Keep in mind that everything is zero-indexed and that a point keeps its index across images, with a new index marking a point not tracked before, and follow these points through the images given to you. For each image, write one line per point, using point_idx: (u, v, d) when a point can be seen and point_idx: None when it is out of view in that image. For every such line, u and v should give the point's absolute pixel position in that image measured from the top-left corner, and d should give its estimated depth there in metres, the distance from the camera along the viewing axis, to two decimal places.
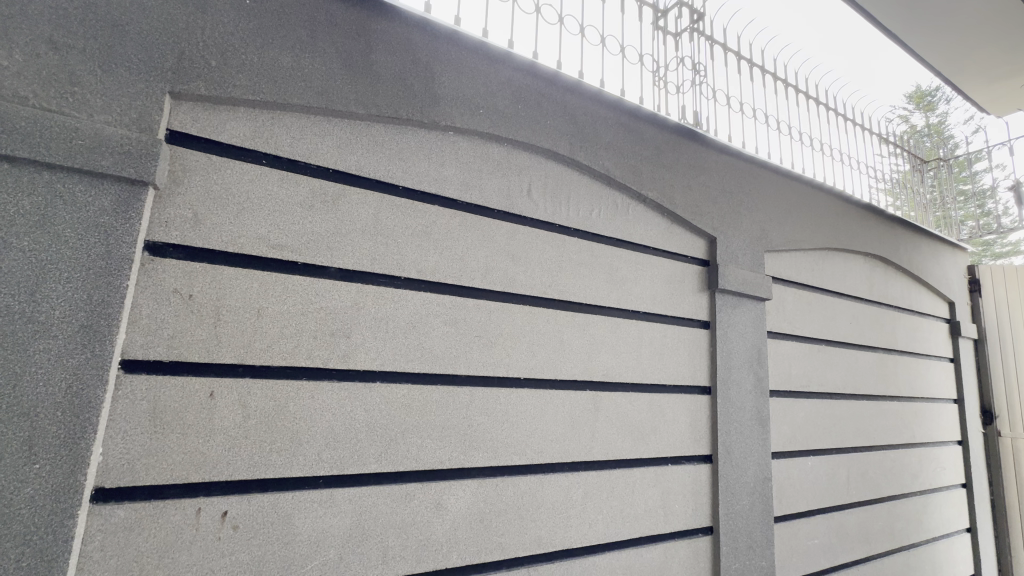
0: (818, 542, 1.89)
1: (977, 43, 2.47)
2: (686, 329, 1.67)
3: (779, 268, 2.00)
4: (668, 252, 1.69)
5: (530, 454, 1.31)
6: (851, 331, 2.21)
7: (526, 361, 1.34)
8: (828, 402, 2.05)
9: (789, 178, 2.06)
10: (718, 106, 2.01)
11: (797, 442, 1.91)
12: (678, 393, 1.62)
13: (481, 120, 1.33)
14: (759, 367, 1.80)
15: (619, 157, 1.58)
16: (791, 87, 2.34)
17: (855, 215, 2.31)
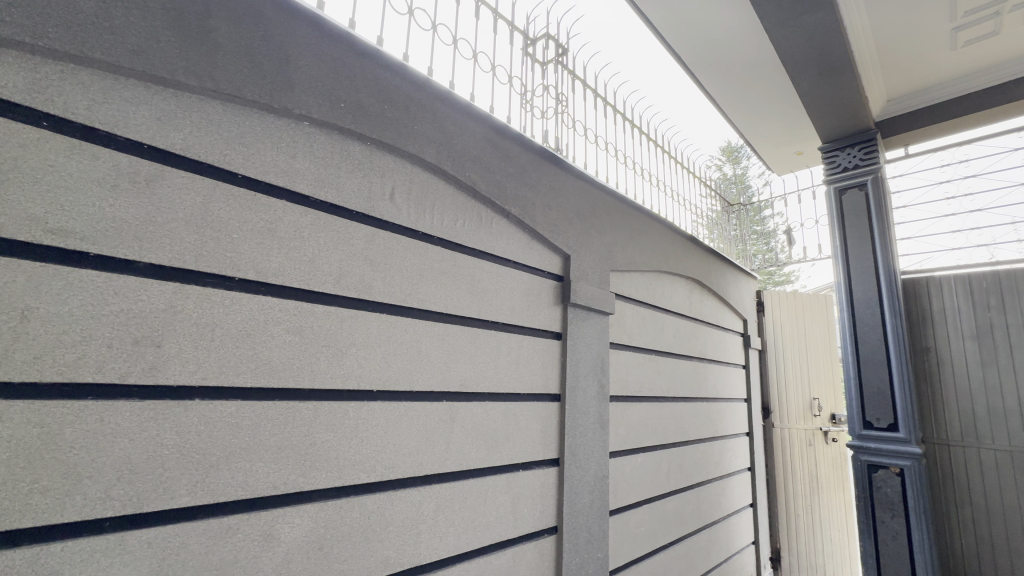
0: (644, 529, 2.14)
1: (768, 114, 3.13)
2: (540, 340, 1.77)
3: (621, 286, 2.24)
4: (527, 267, 1.78)
5: (380, 470, 1.24)
6: (674, 342, 2.58)
7: (379, 372, 1.28)
8: (655, 404, 2.34)
9: (631, 207, 2.34)
10: (576, 135, 2.20)
11: (630, 441, 2.14)
12: (531, 400, 1.70)
13: (343, 114, 1.25)
14: (601, 375, 1.99)
15: (485, 170, 1.62)
16: (636, 128, 2.68)
17: (679, 244, 2.71)
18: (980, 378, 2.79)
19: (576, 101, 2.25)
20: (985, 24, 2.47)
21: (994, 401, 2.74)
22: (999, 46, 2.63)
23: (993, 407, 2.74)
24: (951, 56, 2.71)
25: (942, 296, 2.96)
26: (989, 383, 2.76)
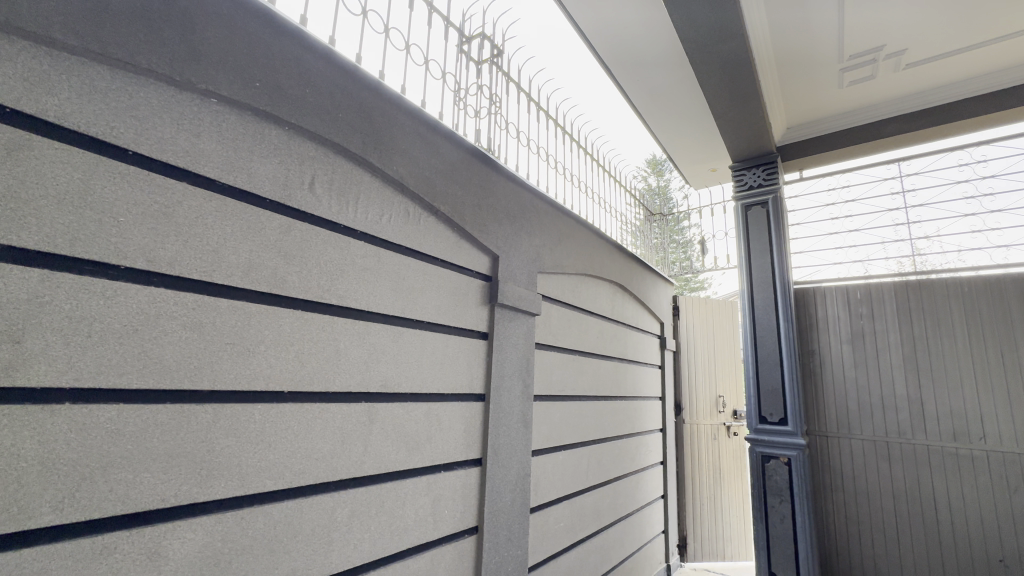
0: (562, 524, 2.20)
1: (687, 130, 3.36)
2: (466, 339, 1.76)
3: (548, 287, 2.30)
4: (455, 265, 1.76)
5: (289, 477, 1.17)
6: (597, 343, 2.69)
7: (291, 372, 1.20)
8: (577, 403, 2.42)
9: (560, 211, 2.40)
10: (509, 137, 2.22)
11: (551, 439, 2.19)
12: (455, 401, 1.68)
13: (257, 95, 1.15)
14: (526, 375, 2.02)
15: (414, 165, 1.58)
16: (567, 135, 2.76)
17: (604, 249, 2.83)
18: (853, 377, 3.19)
19: (509, 103, 2.27)
20: (866, 69, 2.83)
21: (863, 397, 3.14)
22: (876, 89, 3.03)
23: (862, 402, 3.14)
24: (839, 93, 3.08)
25: (825, 305, 3.35)
26: (859, 381, 3.17)
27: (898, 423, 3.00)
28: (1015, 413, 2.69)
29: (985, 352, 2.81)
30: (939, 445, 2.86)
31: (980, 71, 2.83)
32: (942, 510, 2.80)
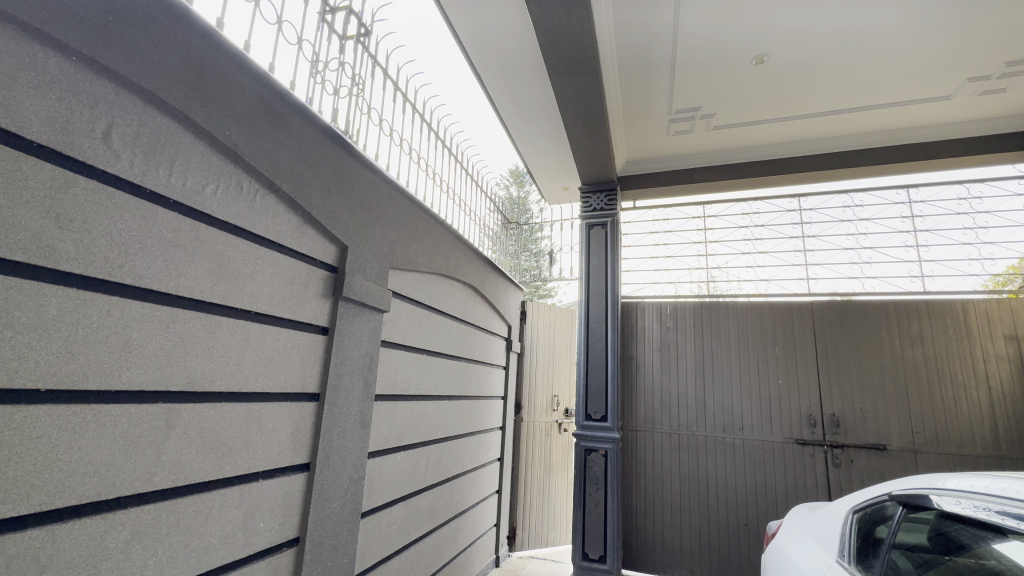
0: (395, 527, 2.15)
1: (546, 147, 3.61)
2: (301, 334, 1.61)
3: (400, 284, 2.23)
4: (295, 252, 1.60)
5: (41, 498, 0.92)
6: (445, 344, 2.70)
7: (55, 365, 0.95)
8: (420, 403, 2.40)
9: (418, 207, 2.36)
10: (370, 123, 2.11)
11: (390, 440, 2.13)
12: (282, 401, 1.52)
13: (30, 7, 0.90)
14: (368, 373, 1.92)
15: (252, 134, 1.39)
16: (433, 132, 2.73)
17: (461, 251, 2.87)
18: (659, 380, 3.78)
19: (374, 87, 2.16)
20: (687, 123, 3.40)
21: (665, 397, 3.73)
22: (693, 141, 3.66)
23: (664, 401, 3.73)
24: (667, 140, 3.65)
25: (644, 317, 3.91)
26: (663, 383, 3.76)
27: (687, 418, 3.64)
28: (762, 409, 3.48)
29: (749, 362, 3.58)
30: (712, 436, 3.55)
31: (760, 142, 3.63)
32: (711, 488, 3.47)
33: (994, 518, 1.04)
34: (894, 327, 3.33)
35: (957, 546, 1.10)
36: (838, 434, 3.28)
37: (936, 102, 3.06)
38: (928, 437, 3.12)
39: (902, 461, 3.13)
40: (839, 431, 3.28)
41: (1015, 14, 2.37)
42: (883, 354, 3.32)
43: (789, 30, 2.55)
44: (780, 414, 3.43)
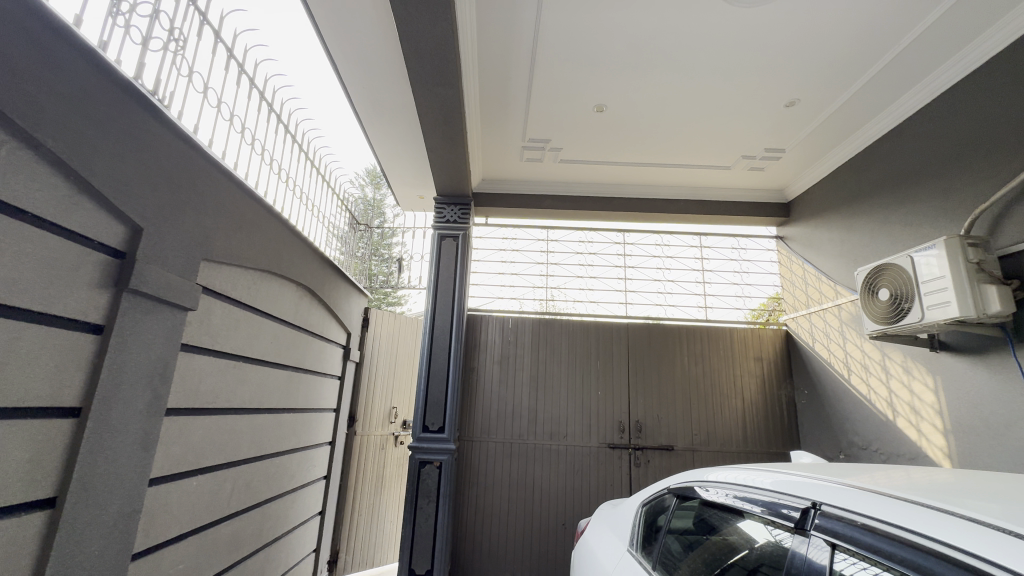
0: (181, 566, 1.80)
1: (403, 150, 3.55)
2: (60, 332, 1.27)
3: (214, 279, 1.92)
4: (61, 228, 1.26)
5: None
6: (269, 350, 2.41)
7: None
8: (229, 417, 2.09)
9: (247, 194, 2.08)
10: (191, 88, 1.82)
11: (184, 462, 1.79)
12: (18, 417, 1.17)
13: None
14: (159, 383, 1.60)
15: (6, 70, 1.06)
16: (274, 113, 2.45)
17: (296, 249, 2.61)
18: (497, 391, 3.94)
19: (199, 48, 1.86)
20: (538, 152, 3.70)
21: (500, 407, 3.90)
22: (542, 170, 3.98)
23: (500, 411, 3.90)
24: (520, 165, 3.90)
25: (487, 330, 4.06)
26: (500, 394, 3.93)
27: (520, 428, 3.86)
28: (584, 417, 3.87)
29: (575, 375, 3.97)
30: (541, 443, 3.82)
31: (596, 180, 4.12)
32: (536, 493, 3.72)
33: (736, 502, 1.29)
34: (684, 347, 4.04)
35: (711, 527, 1.35)
36: (641, 438, 3.82)
37: (721, 170, 3.86)
38: (703, 438, 3.83)
39: (685, 459, 3.78)
40: (641, 435, 3.83)
41: (773, 112, 3.14)
42: (676, 369, 3.99)
43: (622, 88, 2.96)
44: (598, 421, 3.86)
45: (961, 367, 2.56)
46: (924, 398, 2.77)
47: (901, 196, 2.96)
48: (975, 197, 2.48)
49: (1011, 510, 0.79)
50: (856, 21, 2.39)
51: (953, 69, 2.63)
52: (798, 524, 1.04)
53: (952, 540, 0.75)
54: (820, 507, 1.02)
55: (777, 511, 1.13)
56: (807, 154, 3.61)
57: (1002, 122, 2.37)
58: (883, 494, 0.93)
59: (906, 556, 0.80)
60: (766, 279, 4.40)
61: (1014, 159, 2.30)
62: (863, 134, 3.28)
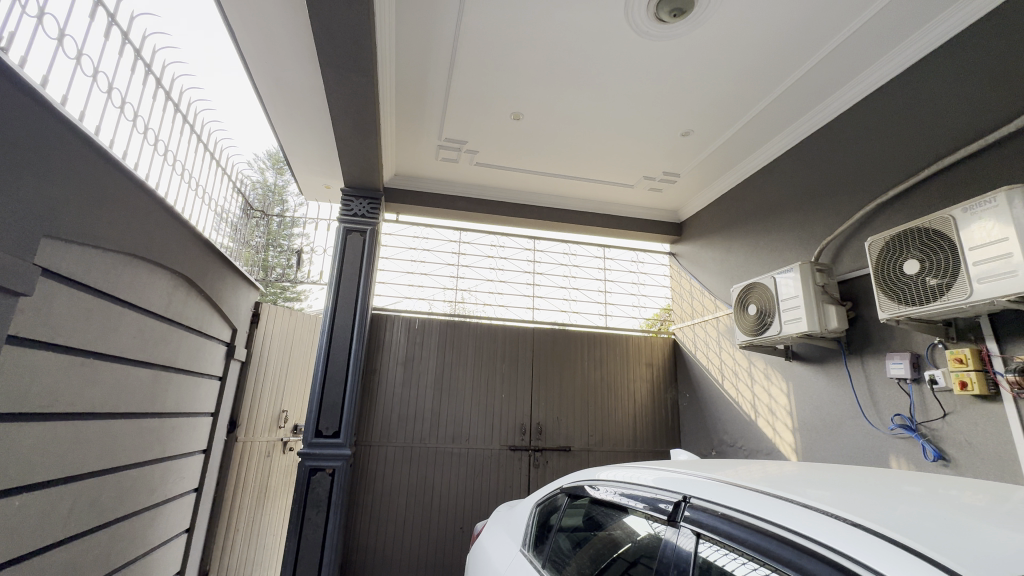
0: None
1: (308, 134, 3.31)
2: None
3: (61, 260, 1.63)
4: None
5: None
6: (130, 346, 2.09)
7: None
8: (71, 423, 1.77)
9: (113, 165, 1.80)
10: (45, 34, 1.53)
11: (3, 479, 1.48)
12: None
13: None
14: None
15: None
16: (153, 76, 2.15)
17: (173, 232, 2.31)
18: (399, 394, 3.82)
19: None
20: (453, 153, 3.67)
21: (402, 411, 3.79)
22: (457, 171, 3.96)
23: (402, 415, 3.78)
24: (435, 163, 3.84)
25: (392, 330, 3.92)
26: (403, 397, 3.82)
27: (421, 432, 3.77)
28: (488, 420, 3.90)
29: (481, 378, 3.98)
30: (443, 447, 3.77)
31: (510, 186, 4.20)
32: (434, 499, 3.65)
33: (621, 499, 1.37)
34: (585, 352, 4.25)
35: (598, 524, 1.42)
36: (541, 439, 3.94)
37: (625, 187, 4.14)
38: (598, 439, 4.05)
39: (580, 459, 3.97)
40: (541, 437, 3.95)
41: (672, 138, 3.42)
42: (577, 373, 4.18)
43: (538, 100, 3.05)
44: (500, 424, 3.91)
45: (807, 375, 3.00)
46: (779, 401, 3.19)
47: (770, 225, 3.40)
48: (824, 230, 2.93)
49: (836, 498, 0.93)
50: (743, 65, 2.71)
51: (813, 119, 3.09)
52: (670, 516, 1.14)
53: (789, 524, 0.87)
54: (690, 500, 1.12)
55: (655, 506, 1.22)
56: (697, 180, 3.99)
57: (846, 169, 2.83)
58: (741, 487, 1.05)
59: (754, 540, 0.90)
60: (659, 291, 4.76)
61: (853, 201, 2.75)
62: (742, 167, 3.72)
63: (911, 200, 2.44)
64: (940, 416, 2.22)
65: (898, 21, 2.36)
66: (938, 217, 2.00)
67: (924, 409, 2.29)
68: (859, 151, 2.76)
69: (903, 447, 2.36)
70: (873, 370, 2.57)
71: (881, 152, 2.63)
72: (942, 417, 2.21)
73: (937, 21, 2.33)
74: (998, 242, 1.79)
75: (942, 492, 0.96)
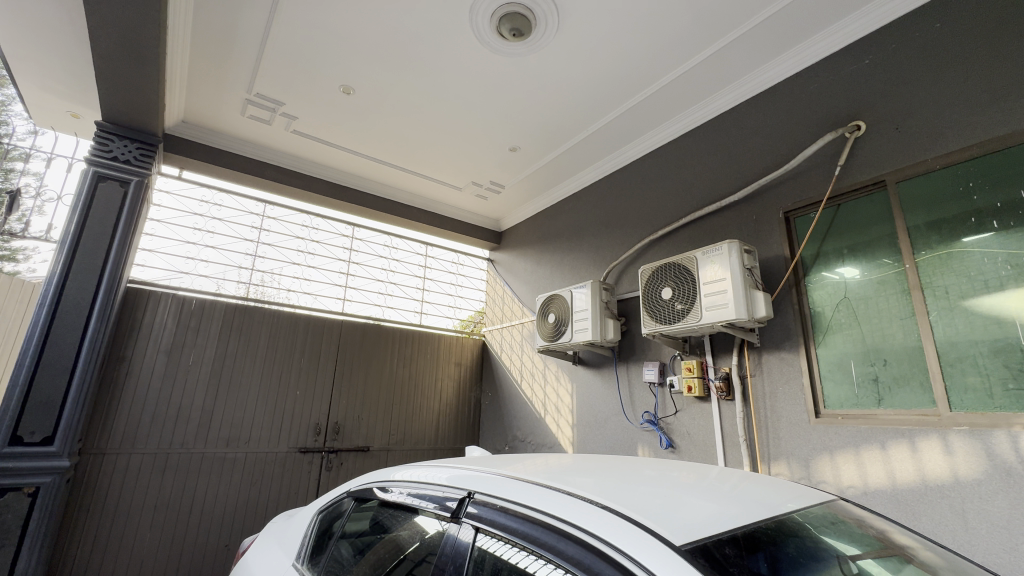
0: None
1: (49, 38, 2.47)
2: None
3: None
4: None
5: None
6: None
7: None
8: None
9: None
10: None
11: None
12: None
13: None
14: None
15: None
16: None
17: None
18: (156, 389, 3.10)
19: None
20: (265, 112, 3.19)
21: (158, 411, 3.08)
22: (268, 134, 3.46)
23: (157, 414, 3.08)
24: (240, 119, 3.28)
25: (155, 310, 3.18)
26: (162, 393, 3.12)
27: (183, 434, 3.13)
28: (273, 420, 3.46)
29: (271, 372, 3.52)
30: (211, 452, 3.20)
31: (331, 164, 3.85)
32: (193, 514, 3.07)
33: (408, 500, 1.34)
34: (395, 350, 4.14)
35: (383, 528, 1.37)
36: (336, 440, 3.68)
37: (453, 189, 4.21)
38: (399, 437, 3.98)
39: (378, 459, 3.84)
40: (336, 438, 3.69)
41: (501, 150, 3.62)
42: (383, 371, 4.04)
43: (373, 78, 2.88)
44: (290, 423, 3.52)
45: (587, 378, 3.48)
46: (564, 400, 3.63)
47: (573, 245, 3.86)
48: (612, 255, 3.45)
49: (595, 485, 1.06)
50: (566, 100, 3.04)
51: (613, 160, 3.64)
52: (453, 513, 1.16)
53: (554, 511, 0.96)
54: (474, 496, 1.15)
55: (442, 504, 1.22)
56: (519, 194, 4.31)
57: (632, 207, 3.40)
58: (519, 481, 1.13)
59: (524, 530, 0.97)
60: (474, 294, 4.95)
61: (634, 235, 3.32)
62: (557, 190, 4.15)
63: (672, 241, 3.05)
64: (672, 412, 2.81)
65: (679, 95, 2.95)
66: (687, 256, 2.54)
67: (663, 407, 2.88)
68: (642, 194, 3.35)
69: (647, 438, 2.92)
70: (634, 375, 3.12)
71: (656, 198, 3.24)
72: (674, 413, 2.81)
73: (702, 104, 3.00)
74: (721, 281, 2.35)
75: (667, 474, 1.20)
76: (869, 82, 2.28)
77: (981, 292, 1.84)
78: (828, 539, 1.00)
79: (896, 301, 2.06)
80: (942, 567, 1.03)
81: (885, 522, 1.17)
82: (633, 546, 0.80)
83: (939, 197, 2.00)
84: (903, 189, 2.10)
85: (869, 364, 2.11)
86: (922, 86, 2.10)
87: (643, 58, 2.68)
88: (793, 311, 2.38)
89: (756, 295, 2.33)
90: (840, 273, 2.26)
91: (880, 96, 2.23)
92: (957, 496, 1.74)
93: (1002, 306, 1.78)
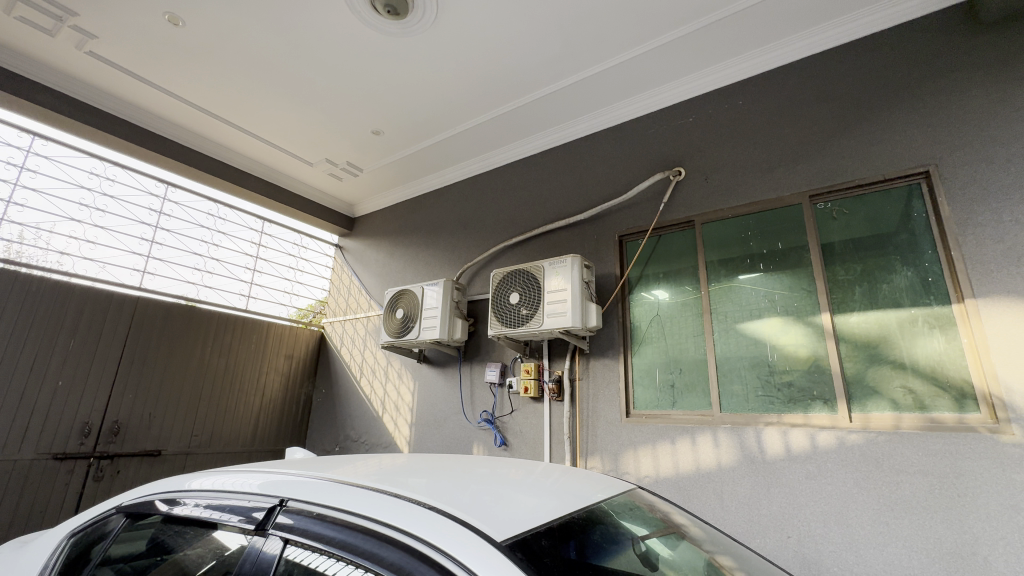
0: None
1: None
2: None
3: None
4: None
5: None
6: None
7: None
8: None
9: None
10: None
11: None
12: None
13: None
14: None
15: None
16: None
17: None
18: None
19: None
20: (46, 18, 2.46)
21: None
22: (48, 48, 2.67)
23: None
24: (3, 18, 2.48)
25: None
26: None
27: None
28: (17, 418, 2.66)
29: (19, 356, 2.71)
30: None
31: (143, 104, 3.14)
32: None
33: (201, 513, 1.13)
34: (209, 338, 3.56)
35: (164, 550, 1.13)
36: (113, 443, 3.00)
37: (302, 163, 3.80)
38: (203, 439, 3.43)
39: (172, 465, 3.25)
40: (114, 440, 3.01)
41: (361, 131, 3.39)
42: (190, 361, 3.44)
43: (210, 15, 2.43)
44: (44, 423, 2.75)
45: (430, 376, 3.45)
46: (404, 398, 3.54)
47: (429, 241, 3.81)
48: (467, 256, 3.49)
49: (426, 486, 1.03)
50: (436, 94, 2.99)
51: (477, 163, 3.69)
52: (259, 525, 1.01)
53: (377, 515, 0.90)
54: (286, 504, 1.03)
55: (246, 516, 1.05)
56: (377, 181, 4.09)
57: (490, 212, 3.49)
58: (343, 486, 1.04)
59: (342, 537, 0.89)
60: (316, 281, 4.51)
61: (489, 239, 3.41)
62: (419, 183, 4.05)
63: (523, 249, 3.22)
64: (508, 412, 2.95)
65: (542, 114, 3.14)
66: (536, 265, 2.70)
67: (501, 406, 3.00)
68: (501, 201, 3.46)
69: (483, 436, 3.01)
70: (477, 375, 3.19)
71: (512, 206, 3.38)
72: (510, 413, 2.94)
73: (561, 126, 3.25)
74: (563, 291, 2.55)
75: (497, 471, 1.23)
76: (690, 137, 2.72)
77: (748, 319, 2.32)
78: (624, 524, 1.13)
79: (692, 321, 2.49)
80: (703, 540, 1.25)
81: (669, 506, 1.39)
82: (454, 547, 0.79)
83: (729, 240, 2.47)
84: (705, 230, 2.55)
85: (669, 372, 2.50)
86: (725, 148, 2.59)
87: (514, 71, 2.79)
88: (617, 324, 2.70)
89: (590, 306, 2.58)
90: (656, 294, 2.65)
91: (696, 150, 2.68)
92: (718, 480, 2.16)
93: (761, 331, 2.28)
